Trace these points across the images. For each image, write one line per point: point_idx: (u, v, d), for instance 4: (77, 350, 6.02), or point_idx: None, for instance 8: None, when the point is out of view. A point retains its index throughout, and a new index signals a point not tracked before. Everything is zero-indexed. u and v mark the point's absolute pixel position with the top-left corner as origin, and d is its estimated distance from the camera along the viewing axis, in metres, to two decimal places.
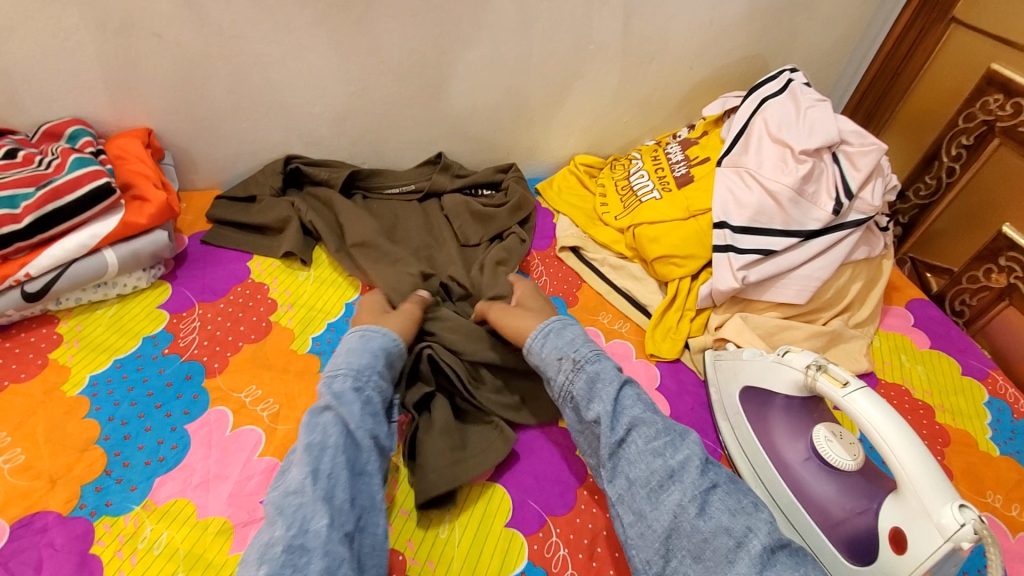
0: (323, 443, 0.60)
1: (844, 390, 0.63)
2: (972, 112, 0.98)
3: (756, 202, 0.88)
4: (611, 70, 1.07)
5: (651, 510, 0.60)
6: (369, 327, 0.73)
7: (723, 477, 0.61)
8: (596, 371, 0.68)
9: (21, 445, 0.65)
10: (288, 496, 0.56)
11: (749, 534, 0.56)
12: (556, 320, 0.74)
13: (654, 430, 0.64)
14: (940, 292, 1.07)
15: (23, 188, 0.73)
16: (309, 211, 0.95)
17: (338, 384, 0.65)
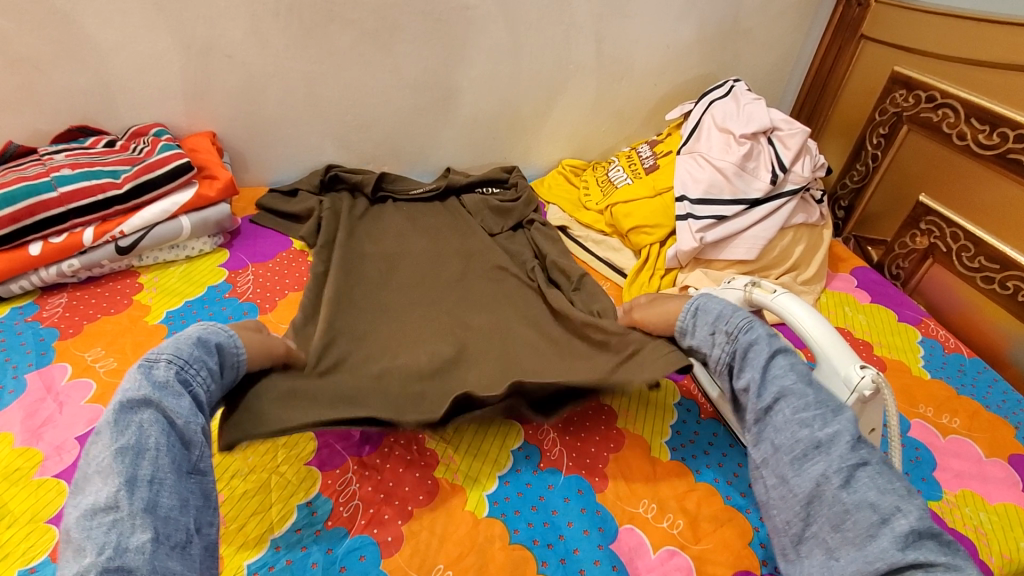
0: (140, 445, 0.57)
1: (773, 295, 0.80)
2: (885, 107, 1.20)
3: (708, 177, 1.08)
4: (589, 86, 1.30)
5: (793, 476, 0.63)
6: (206, 321, 0.70)
7: (874, 458, 0.63)
8: (749, 342, 0.73)
9: (112, 355, 0.81)
10: (95, 513, 0.53)
11: (896, 513, 0.57)
12: (703, 298, 0.80)
13: (805, 403, 0.66)
14: (880, 261, 1.24)
15: (122, 166, 0.93)
16: (327, 211, 1.09)
17: (160, 374, 0.62)
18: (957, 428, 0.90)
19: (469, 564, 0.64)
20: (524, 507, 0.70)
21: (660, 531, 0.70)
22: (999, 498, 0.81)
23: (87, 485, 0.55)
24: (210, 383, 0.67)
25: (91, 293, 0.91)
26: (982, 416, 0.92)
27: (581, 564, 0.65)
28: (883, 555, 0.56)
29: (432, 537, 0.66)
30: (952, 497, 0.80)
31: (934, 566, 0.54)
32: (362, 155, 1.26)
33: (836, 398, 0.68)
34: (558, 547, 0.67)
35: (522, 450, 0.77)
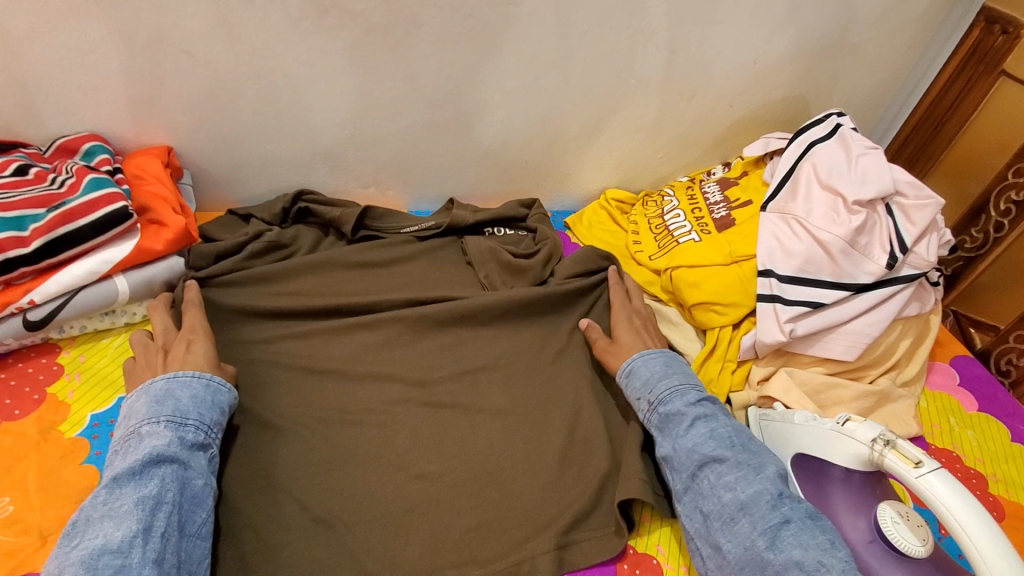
0: (159, 496, 0.54)
1: (917, 470, 0.58)
2: (1022, 166, 0.96)
3: (805, 251, 0.84)
4: (650, 105, 1.04)
5: (724, 542, 0.60)
6: (218, 379, 0.66)
7: (798, 512, 0.60)
8: (670, 410, 0.70)
9: (9, 493, 0.59)
10: (102, 557, 0.49)
11: (820, 568, 0.55)
12: (634, 359, 0.77)
13: (728, 465, 0.64)
14: (985, 349, 1.03)
15: (32, 210, 0.68)
16: (274, 244, 0.87)
17: (187, 433, 0.60)
18: None
19: None
20: None
21: None
22: None
23: (84, 534, 0.51)
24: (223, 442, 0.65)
25: None
26: None
27: None
28: None
29: None
30: None
31: None
32: (362, 177, 1.00)
33: (759, 455, 0.66)
34: None
35: None
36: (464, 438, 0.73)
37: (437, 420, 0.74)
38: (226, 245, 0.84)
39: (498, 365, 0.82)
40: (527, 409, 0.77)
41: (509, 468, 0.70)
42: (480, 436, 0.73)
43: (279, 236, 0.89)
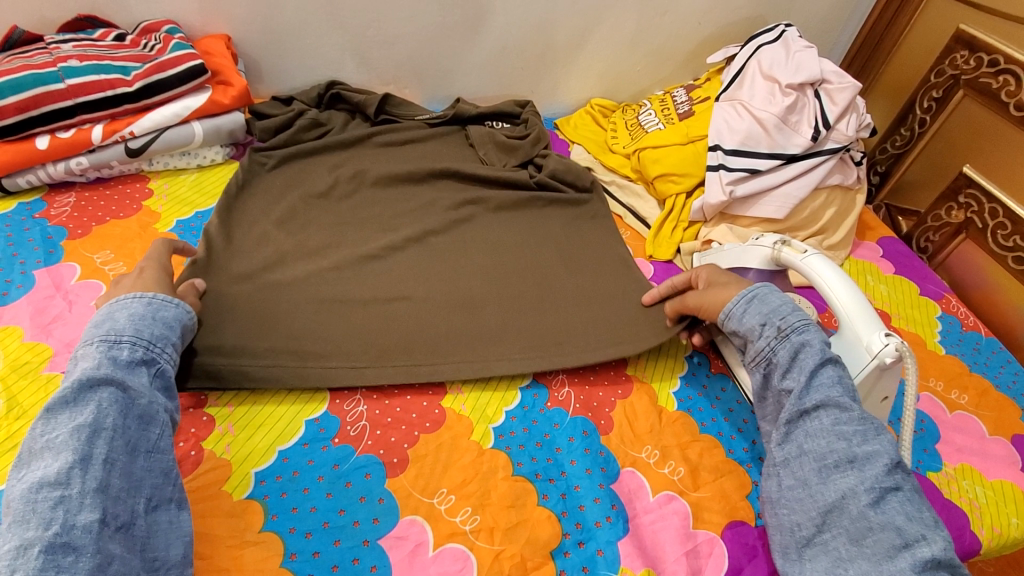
0: (97, 424, 0.52)
1: (803, 255, 0.78)
2: (942, 68, 1.13)
3: (746, 128, 1.02)
4: (629, 19, 1.21)
5: (817, 483, 0.59)
6: (161, 296, 0.64)
7: (908, 484, 0.58)
8: (804, 341, 0.66)
9: (122, 259, 0.80)
10: (41, 488, 0.48)
11: (920, 540, 0.53)
12: (761, 287, 0.71)
13: (849, 417, 0.61)
14: (908, 232, 1.20)
15: (132, 63, 0.89)
16: (306, 123, 1.04)
17: (120, 353, 0.57)
18: (964, 404, 0.89)
19: (472, 491, 0.65)
20: (528, 444, 0.70)
21: (660, 476, 0.69)
22: (998, 475, 0.81)
23: (31, 463, 0.50)
24: (176, 358, 0.63)
25: (100, 195, 0.88)
26: (991, 395, 0.91)
27: (581, 499, 0.66)
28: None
29: (433, 463, 0.67)
30: (951, 470, 0.80)
31: None
32: (384, 75, 1.19)
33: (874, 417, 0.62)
34: (559, 483, 0.67)
35: (531, 388, 0.76)
36: (462, 255, 0.92)
37: (441, 242, 0.93)
38: (279, 120, 1.03)
39: (492, 212, 1.01)
40: (515, 242, 0.96)
41: (498, 276, 0.89)
42: (474, 255, 0.92)
43: (318, 116, 1.08)
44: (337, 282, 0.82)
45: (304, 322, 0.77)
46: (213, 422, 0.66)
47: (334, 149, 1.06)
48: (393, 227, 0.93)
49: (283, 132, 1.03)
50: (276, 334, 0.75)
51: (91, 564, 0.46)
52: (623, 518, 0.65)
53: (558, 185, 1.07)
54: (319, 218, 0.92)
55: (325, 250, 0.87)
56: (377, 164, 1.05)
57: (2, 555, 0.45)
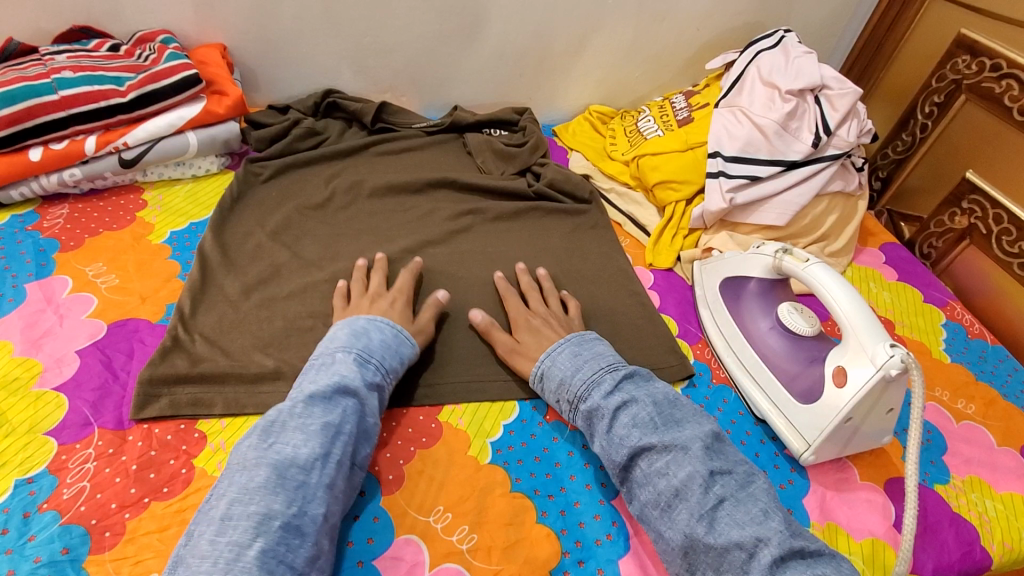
0: (338, 426, 0.61)
1: (805, 264, 0.76)
2: (943, 73, 1.12)
3: (746, 135, 1.01)
4: (627, 25, 1.20)
5: (665, 529, 0.59)
6: (404, 331, 0.72)
7: (731, 487, 0.60)
8: (590, 407, 0.67)
9: (115, 272, 0.79)
10: (292, 467, 0.56)
11: (759, 544, 0.55)
12: (545, 360, 0.72)
13: (657, 454, 0.62)
14: (911, 238, 1.19)
15: (126, 73, 0.88)
16: (303, 132, 1.04)
17: (368, 372, 0.66)
18: (971, 414, 0.87)
19: (469, 508, 0.64)
20: (527, 458, 0.69)
21: None
22: (1008, 488, 0.79)
23: (279, 437, 0.58)
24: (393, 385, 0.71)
25: (94, 206, 0.87)
26: (998, 404, 0.89)
27: (580, 517, 0.64)
28: None
29: (430, 479, 0.65)
30: (960, 482, 0.79)
31: None
32: (381, 83, 1.19)
33: (684, 431, 0.64)
34: (559, 499, 0.66)
35: (530, 400, 0.75)
36: (459, 265, 0.91)
37: (438, 252, 0.92)
38: (276, 129, 1.02)
39: (490, 221, 1.00)
40: (513, 251, 0.95)
41: (497, 286, 0.88)
42: (472, 265, 0.91)
43: (315, 124, 1.07)
44: (332, 293, 0.81)
45: (298, 335, 0.75)
46: (205, 438, 0.64)
47: (330, 158, 1.05)
48: (390, 237, 0.92)
49: (279, 142, 1.02)
50: (271, 347, 0.74)
51: (309, 552, 0.53)
52: (624, 535, 0.64)
53: (556, 196, 1.07)
54: (314, 228, 0.91)
55: (321, 262, 0.86)
56: (374, 173, 1.04)
57: (246, 515, 0.52)
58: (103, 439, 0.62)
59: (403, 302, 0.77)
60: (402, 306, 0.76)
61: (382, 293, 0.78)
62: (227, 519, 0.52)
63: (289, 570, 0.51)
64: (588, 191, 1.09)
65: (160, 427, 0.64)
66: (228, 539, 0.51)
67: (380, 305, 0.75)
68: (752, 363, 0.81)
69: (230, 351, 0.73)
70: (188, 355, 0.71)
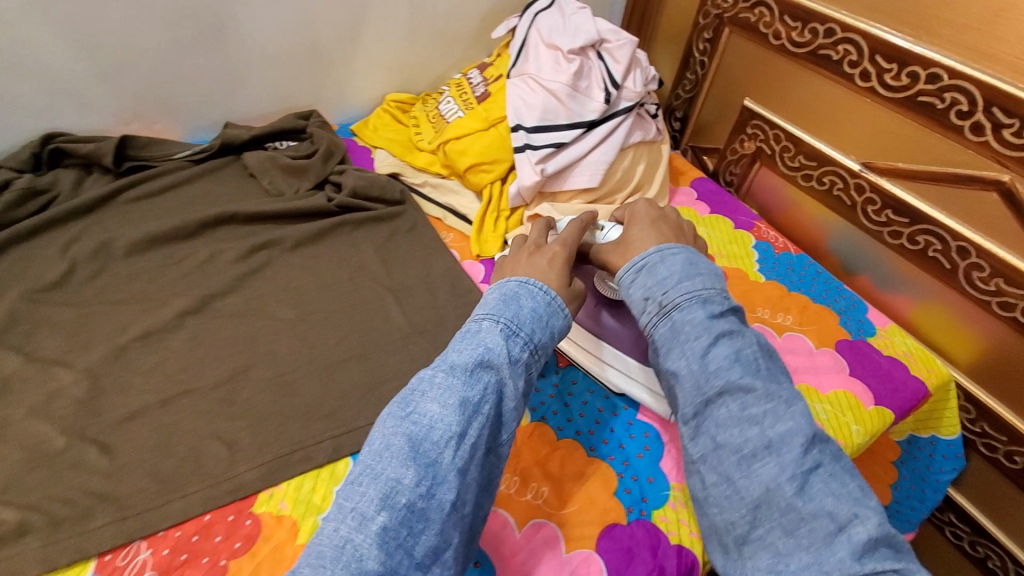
0: (477, 405, 0.52)
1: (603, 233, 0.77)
2: (707, 9, 1.17)
3: (542, 101, 0.98)
4: (400, 3, 1.10)
5: (740, 478, 0.53)
6: (559, 300, 0.61)
7: (828, 457, 0.54)
8: (685, 321, 0.59)
9: None
10: (425, 439, 0.50)
11: (852, 521, 0.50)
12: (652, 255, 0.64)
13: (754, 400, 0.55)
14: (715, 169, 1.26)
15: None
16: (15, 195, 0.82)
17: (518, 343, 0.57)
18: (790, 325, 0.95)
19: None
20: None
21: (524, 505, 0.64)
22: (831, 386, 0.87)
23: (417, 405, 0.52)
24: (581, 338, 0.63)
25: None
26: (810, 308, 0.98)
27: None
28: (838, 566, 0.48)
29: None
30: None
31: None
32: (120, 112, 0.98)
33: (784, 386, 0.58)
34: None
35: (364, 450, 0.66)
36: (260, 311, 0.77)
37: (230, 303, 0.78)
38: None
39: (290, 251, 0.87)
40: (323, 280, 0.83)
41: (309, 326, 0.77)
42: (275, 308, 0.78)
43: (35, 182, 0.86)
44: (87, 394, 0.64)
45: (46, 462, 0.59)
46: None
47: (64, 219, 0.83)
48: (162, 301, 0.76)
49: None
50: (8, 490, 0.57)
51: (433, 541, 0.47)
52: (491, 571, 0.58)
53: (359, 202, 0.96)
54: (54, 315, 0.72)
55: (68, 356, 0.68)
56: (129, 225, 0.85)
57: (378, 485, 0.48)
58: None
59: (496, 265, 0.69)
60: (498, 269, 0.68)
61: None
62: (355, 483, 0.49)
63: (406, 558, 0.46)
64: (398, 192, 0.99)
65: None
66: (355, 506, 0.47)
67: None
68: (592, 344, 0.78)
69: None
70: None
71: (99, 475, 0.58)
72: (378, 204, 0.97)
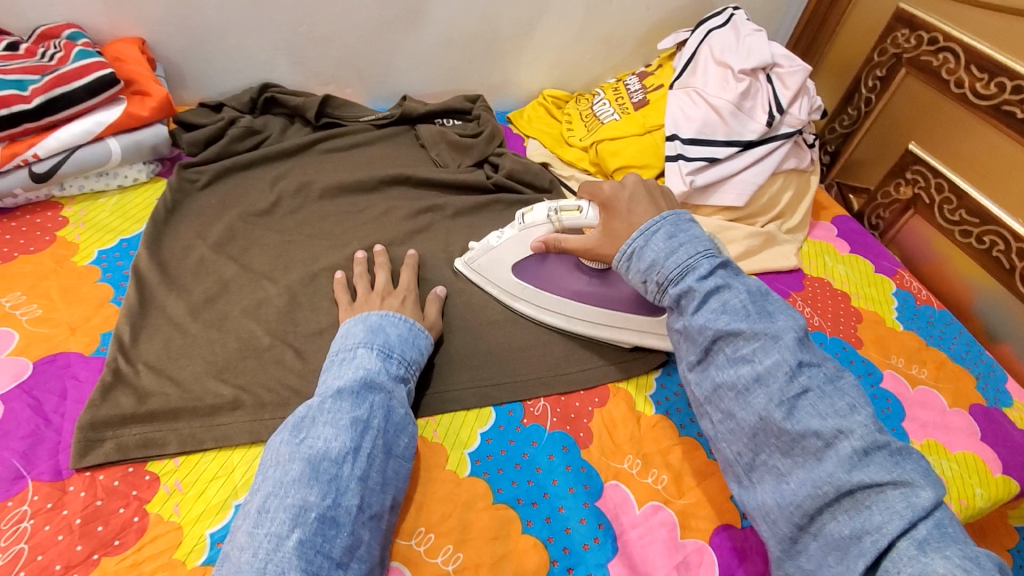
0: (367, 420, 0.56)
1: (581, 214, 0.74)
2: (884, 47, 1.14)
3: (702, 116, 1.01)
4: (576, 6, 1.17)
5: (739, 412, 0.58)
6: (418, 324, 0.70)
7: (817, 380, 0.56)
8: (678, 287, 0.63)
9: (37, 301, 0.71)
10: (324, 458, 0.53)
11: (839, 436, 0.53)
12: (640, 234, 0.66)
13: (744, 340, 0.59)
14: (860, 210, 1.23)
15: (30, 75, 0.78)
16: (239, 131, 0.96)
17: (363, 356, 0.62)
18: (924, 378, 0.92)
19: (452, 525, 0.61)
20: (508, 466, 0.67)
21: (645, 487, 0.68)
22: (961, 447, 0.84)
23: (310, 431, 0.55)
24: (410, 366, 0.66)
25: (5, 228, 0.78)
26: (947, 367, 0.94)
27: (567, 522, 0.63)
28: (829, 478, 0.51)
29: (411, 500, 0.63)
30: (919, 447, 0.82)
31: (881, 485, 0.50)
32: (321, 74, 1.11)
33: (778, 323, 0.60)
34: (543, 506, 0.64)
35: (506, 405, 0.73)
36: (424, 266, 0.87)
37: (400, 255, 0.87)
38: (210, 131, 0.94)
39: (451, 218, 0.96)
40: None
41: (463, 287, 0.85)
42: (436, 266, 0.87)
43: (253, 123, 0.99)
44: (287, 307, 0.76)
45: (254, 356, 0.70)
46: (157, 480, 0.59)
47: (272, 159, 0.97)
48: (345, 241, 0.87)
49: (214, 144, 0.94)
50: (225, 371, 0.68)
51: (348, 542, 0.50)
52: (611, 536, 0.63)
53: (513, 185, 1.03)
54: (262, 237, 0.85)
55: (272, 273, 0.80)
56: (322, 172, 0.97)
57: (282, 509, 0.50)
58: (40, 493, 0.56)
59: (413, 300, 0.75)
60: (413, 305, 0.74)
61: (391, 291, 0.76)
62: (264, 511, 0.50)
63: (326, 561, 0.49)
64: (547, 181, 1.05)
65: (106, 473, 0.59)
66: (266, 531, 0.49)
67: (391, 304, 0.73)
68: (576, 311, 0.81)
69: (177, 381, 0.67)
70: (132, 390, 0.65)
71: (294, 375, 0.69)
72: (529, 190, 1.03)
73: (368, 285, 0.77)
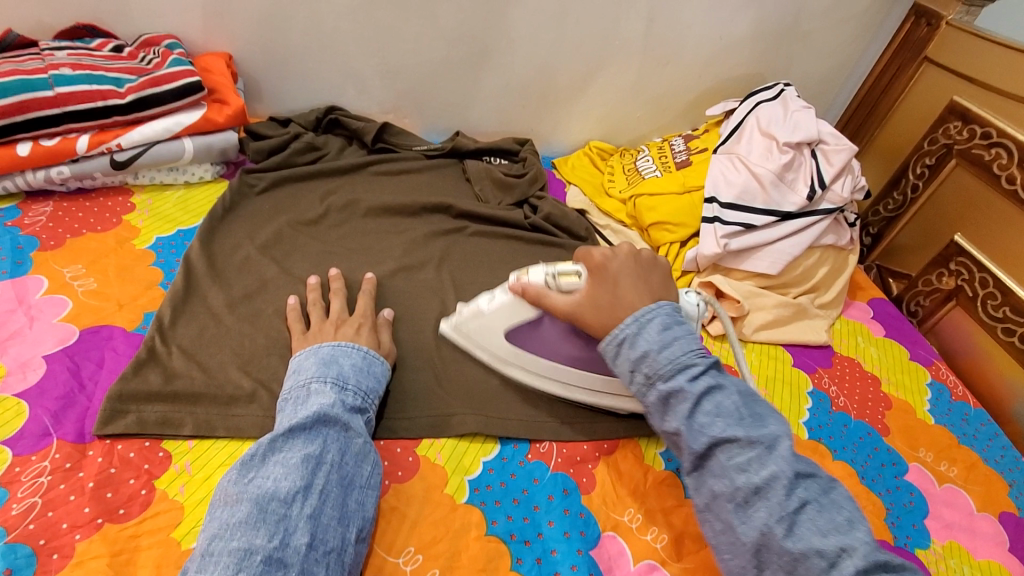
0: (320, 457, 0.57)
1: (579, 275, 0.69)
2: (936, 136, 1.15)
3: (743, 182, 1.02)
4: (630, 67, 1.22)
5: (738, 524, 0.55)
6: (372, 350, 0.70)
7: (814, 491, 0.55)
8: (671, 387, 0.60)
9: (94, 274, 0.76)
10: (272, 499, 0.53)
11: (841, 554, 0.50)
12: (629, 327, 0.63)
13: (737, 446, 0.56)
14: (899, 295, 1.21)
15: (127, 75, 0.87)
16: (301, 148, 1.02)
17: (313, 394, 0.62)
18: (953, 477, 0.87)
19: (441, 551, 0.61)
20: (506, 500, 0.67)
21: (642, 543, 0.66)
22: (987, 555, 0.78)
23: (257, 471, 0.56)
24: (370, 397, 0.67)
25: (80, 206, 0.86)
26: (980, 469, 0.89)
27: (557, 566, 0.62)
28: None
29: (405, 518, 0.63)
30: (940, 548, 0.78)
31: None
32: (384, 104, 1.19)
33: (767, 428, 0.58)
34: (535, 546, 0.64)
35: (512, 437, 0.73)
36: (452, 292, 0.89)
37: (431, 278, 0.90)
38: (275, 142, 1.01)
39: (484, 250, 0.99)
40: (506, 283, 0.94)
41: None
42: (464, 294, 0.90)
43: (315, 140, 1.06)
44: None
45: (278, 353, 0.73)
46: (170, 458, 0.61)
47: (328, 175, 1.03)
48: (381, 259, 0.91)
49: (277, 155, 1.01)
50: (250, 364, 0.72)
51: None
52: None
53: (550, 227, 1.05)
54: (305, 245, 0.89)
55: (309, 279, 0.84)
56: (370, 193, 1.03)
57: (227, 552, 0.50)
58: (60, 453, 0.59)
59: (368, 329, 0.74)
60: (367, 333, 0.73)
61: (346, 318, 0.75)
62: (208, 554, 0.50)
63: None
64: (584, 229, 1.07)
65: (124, 444, 0.61)
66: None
67: (344, 333, 0.72)
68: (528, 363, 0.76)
69: (205, 366, 0.70)
70: (163, 369, 0.68)
71: None
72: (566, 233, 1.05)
73: (321, 312, 0.75)
